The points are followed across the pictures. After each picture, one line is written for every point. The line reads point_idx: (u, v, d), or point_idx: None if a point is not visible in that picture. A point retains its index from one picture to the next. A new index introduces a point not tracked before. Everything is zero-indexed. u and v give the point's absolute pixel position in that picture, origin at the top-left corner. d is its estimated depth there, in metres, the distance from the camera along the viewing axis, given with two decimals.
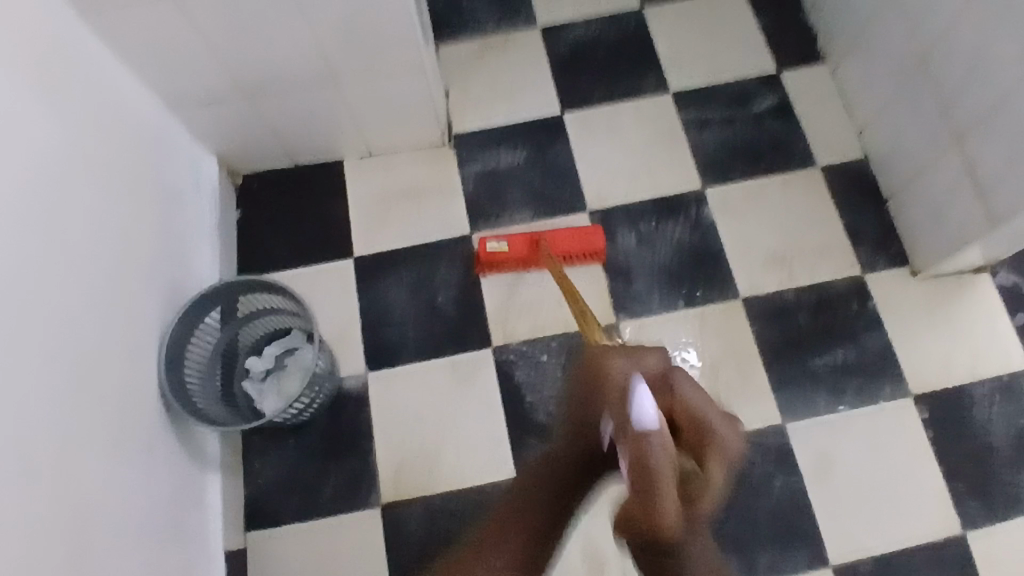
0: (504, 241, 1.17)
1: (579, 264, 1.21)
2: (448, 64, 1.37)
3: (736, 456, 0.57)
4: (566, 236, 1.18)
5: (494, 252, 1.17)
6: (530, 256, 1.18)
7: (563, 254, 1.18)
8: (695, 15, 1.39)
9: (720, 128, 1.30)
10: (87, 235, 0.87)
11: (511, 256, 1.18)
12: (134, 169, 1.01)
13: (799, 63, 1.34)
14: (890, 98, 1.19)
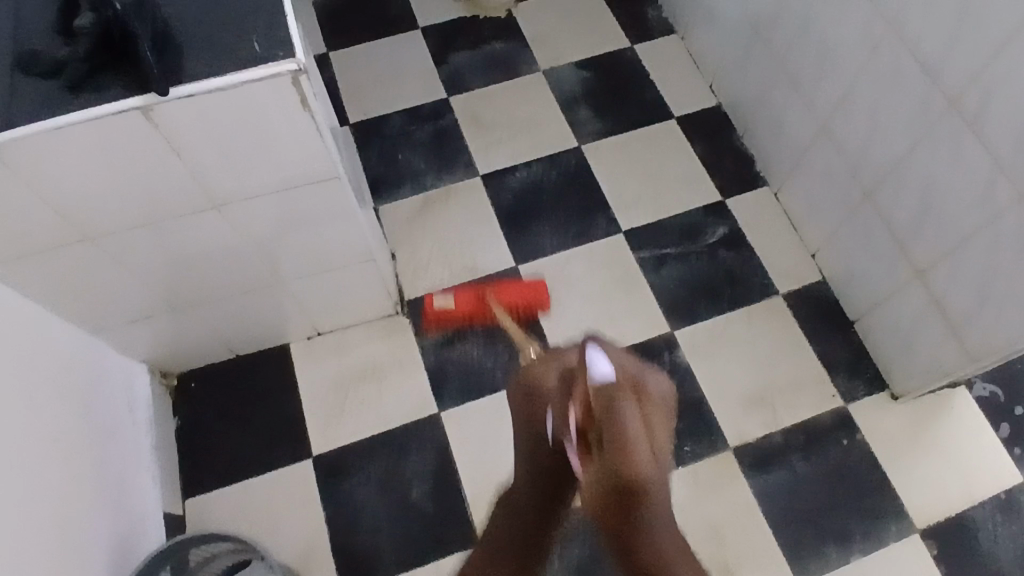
0: (450, 297, 1.19)
1: (525, 319, 1.22)
2: (391, 226, 1.30)
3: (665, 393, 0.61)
4: (513, 289, 1.21)
5: (440, 308, 1.18)
6: (475, 312, 1.19)
7: (508, 309, 1.20)
8: (632, 148, 1.38)
9: (677, 263, 1.27)
10: (26, 536, 0.75)
11: (457, 311, 1.19)
12: (67, 425, 0.89)
13: (741, 188, 1.34)
14: (838, 225, 1.19)
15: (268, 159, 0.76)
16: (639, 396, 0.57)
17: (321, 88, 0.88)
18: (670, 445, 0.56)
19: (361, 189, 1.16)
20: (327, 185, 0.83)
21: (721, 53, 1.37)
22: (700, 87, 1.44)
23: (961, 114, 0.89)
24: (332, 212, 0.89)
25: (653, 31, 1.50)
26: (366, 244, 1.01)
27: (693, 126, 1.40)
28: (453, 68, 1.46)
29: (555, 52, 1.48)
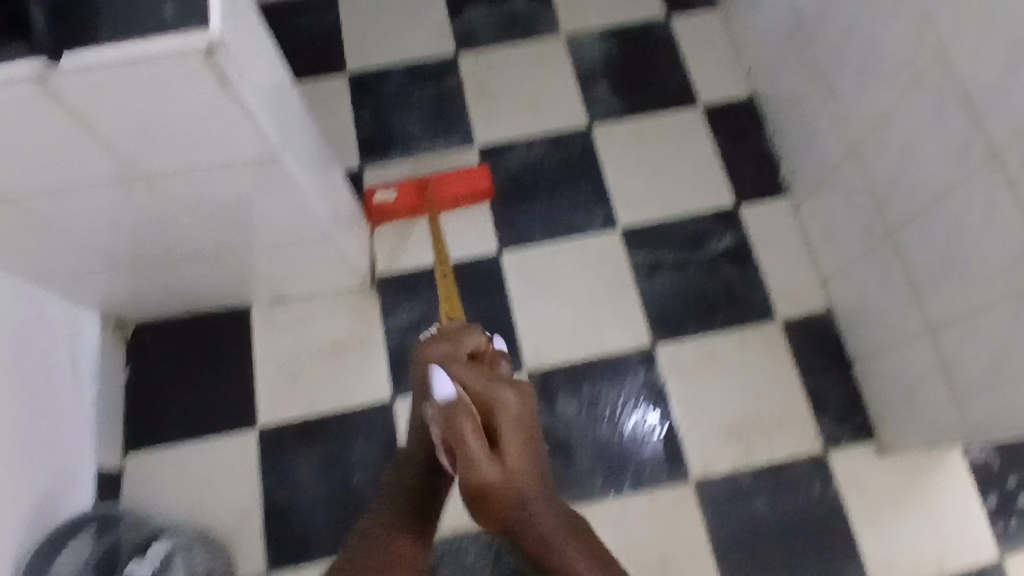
0: (391, 190, 1.16)
1: (465, 205, 1.21)
2: (373, 192, 1.22)
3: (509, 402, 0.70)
4: (452, 179, 1.18)
5: (380, 200, 1.16)
6: (418, 204, 1.18)
7: (448, 200, 1.18)
8: (646, 136, 1.26)
9: (672, 272, 1.16)
10: None
11: (399, 206, 1.17)
12: None
13: (759, 197, 1.21)
14: (854, 256, 1.07)
15: (186, 135, 0.70)
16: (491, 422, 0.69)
17: (277, 51, 0.79)
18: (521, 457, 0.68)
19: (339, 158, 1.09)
20: (259, 165, 0.77)
21: (761, 40, 1.22)
22: (733, 74, 1.30)
23: (1002, 166, 0.76)
24: (271, 191, 0.83)
25: (693, 4, 1.35)
26: (318, 219, 0.95)
27: (719, 119, 1.27)
28: (466, 23, 1.35)
29: (580, 16, 1.35)
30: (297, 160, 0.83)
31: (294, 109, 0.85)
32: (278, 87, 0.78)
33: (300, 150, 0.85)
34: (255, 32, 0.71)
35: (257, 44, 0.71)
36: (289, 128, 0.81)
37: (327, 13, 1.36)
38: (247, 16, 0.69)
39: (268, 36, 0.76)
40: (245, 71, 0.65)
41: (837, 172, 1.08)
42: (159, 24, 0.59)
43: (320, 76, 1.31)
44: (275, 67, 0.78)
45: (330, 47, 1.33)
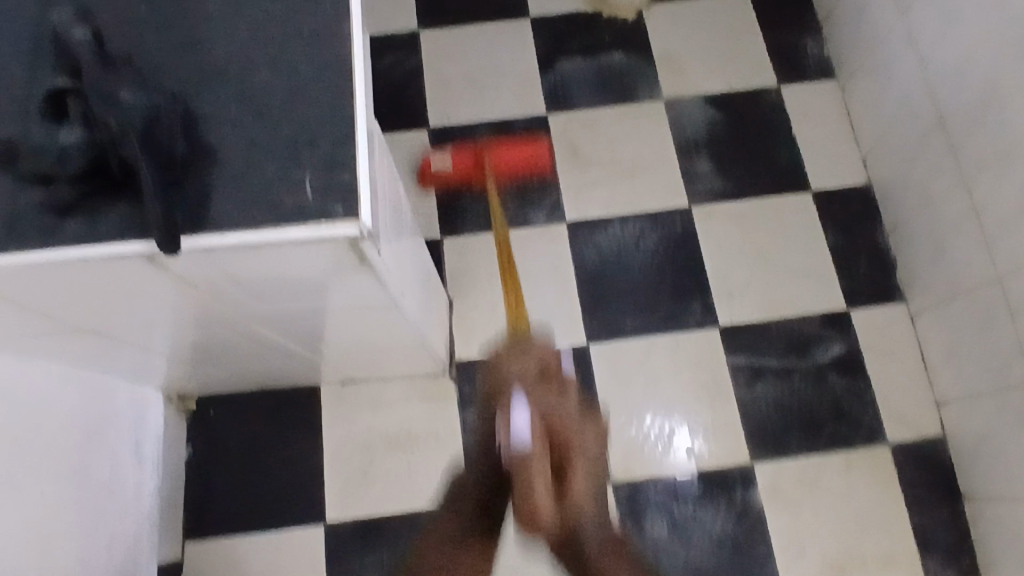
0: (447, 156, 1.04)
1: (524, 173, 1.11)
2: (455, 265, 1.13)
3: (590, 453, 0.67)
4: (513, 151, 1.06)
5: (438, 171, 1.05)
6: (475, 171, 1.05)
7: (505, 172, 1.08)
8: (750, 221, 1.16)
9: (774, 380, 1.08)
10: None
11: (454, 175, 1.05)
12: (57, 498, 0.78)
13: (871, 299, 1.12)
14: (982, 386, 0.99)
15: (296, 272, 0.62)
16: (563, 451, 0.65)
17: (387, 156, 0.68)
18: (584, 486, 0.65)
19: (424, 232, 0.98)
20: (363, 287, 0.69)
21: (888, 127, 1.12)
22: (849, 157, 1.19)
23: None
24: (367, 302, 0.75)
25: (808, 72, 1.24)
26: (410, 317, 0.86)
27: (832, 207, 1.16)
28: (560, 78, 1.25)
29: (684, 77, 1.24)
30: (400, 268, 0.74)
31: (399, 206, 0.75)
32: (391, 200, 0.69)
33: (403, 254, 0.76)
34: (379, 159, 0.61)
35: (381, 172, 0.61)
36: (396, 240, 0.72)
37: (410, 57, 1.26)
38: (376, 150, 0.59)
39: (383, 149, 0.66)
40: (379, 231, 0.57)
41: (970, 295, 0.99)
42: (298, 200, 0.49)
43: (400, 127, 1.22)
44: (388, 178, 0.68)
45: (413, 95, 1.24)
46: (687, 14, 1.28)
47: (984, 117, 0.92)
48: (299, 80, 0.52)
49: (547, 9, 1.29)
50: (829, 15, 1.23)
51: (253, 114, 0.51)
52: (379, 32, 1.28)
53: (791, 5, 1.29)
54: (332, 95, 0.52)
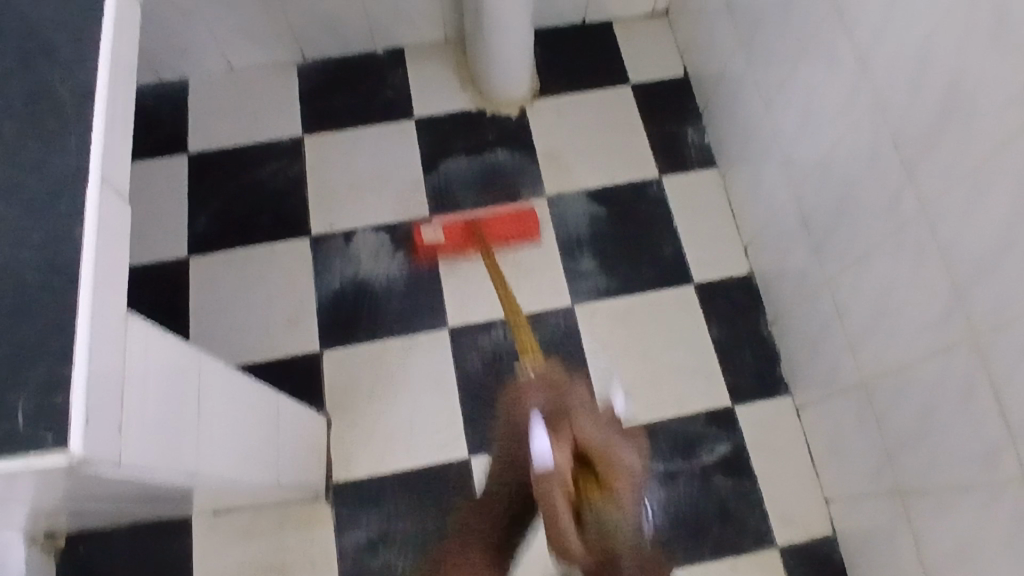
0: (439, 231, 1.13)
1: (513, 246, 1.19)
2: (333, 381, 1.11)
3: (637, 474, 0.59)
4: (500, 220, 1.15)
5: (430, 242, 1.13)
6: (467, 243, 1.15)
7: (496, 240, 1.16)
8: (633, 318, 1.14)
9: (659, 485, 1.05)
10: None
11: (446, 245, 1.14)
12: None
13: (756, 394, 1.10)
14: (862, 490, 0.96)
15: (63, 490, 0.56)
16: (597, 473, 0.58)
17: (188, 348, 0.64)
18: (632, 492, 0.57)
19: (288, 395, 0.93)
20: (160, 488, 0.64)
21: (764, 220, 1.11)
22: (732, 246, 1.19)
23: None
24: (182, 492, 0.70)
25: (690, 162, 1.25)
26: (257, 480, 0.80)
27: (715, 300, 1.16)
28: (443, 178, 1.24)
29: (566, 173, 1.24)
30: (220, 459, 0.69)
31: (222, 387, 0.70)
32: (195, 394, 0.64)
33: (226, 439, 0.71)
34: (149, 359, 0.57)
35: (152, 373, 0.57)
36: (211, 435, 0.67)
37: (293, 163, 1.26)
38: (134, 353, 0.54)
39: (174, 341, 0.61)
40: (128, 453, 0.52)
41: (843, 396, 0.97)
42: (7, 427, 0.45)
43: (281, 237, 1.20)
44: (187, 371, 0.63)
45: (294, 203, 1.23)
46: (569, 108, 1.29)
47: (839, 222, 0.91)
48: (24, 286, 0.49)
49: (431, 110, 1.29)
50: (708, 106, 1.24)
51: None
52: (262, 139, 1.28)
53: (672, 95, 1.30)
54: (53, 303, 0.48)
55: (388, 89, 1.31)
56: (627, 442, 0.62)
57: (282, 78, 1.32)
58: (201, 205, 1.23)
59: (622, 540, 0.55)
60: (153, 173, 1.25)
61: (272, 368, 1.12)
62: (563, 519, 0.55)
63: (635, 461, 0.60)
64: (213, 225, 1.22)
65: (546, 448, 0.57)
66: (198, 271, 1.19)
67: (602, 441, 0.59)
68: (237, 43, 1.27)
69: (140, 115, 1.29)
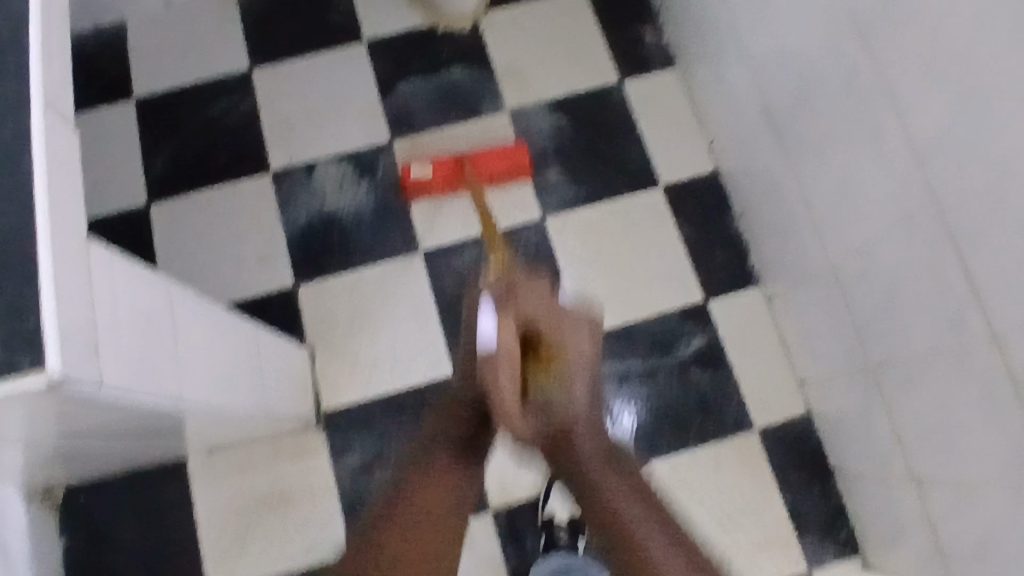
0: (427, 166, 1.13)
1: (505, 183, 1.17)
2: (312, 314, 1.12)
3: (585, 351, 0.58)
4: (489, 154, 1.14)
5: (417, 178, 1.13)
6: (455, 177, 1.14)
7: (485, 173, 1.15)
8: (604, 225, 1.15)
9: (641, 383, 1.09)
10: None
11: (435, 181, 1.14)
12: None
13: (729, 289, 1.13)
14: (833, 368, 1.00)
15: (45, 422, 0.57)
16: (542, 344, 0.57)
17: (158, 278, 0.64)
18: (582, 376, 0.58)
19: (264, 325, 0.93)
20: (146, 415, 0.64)
21: (726, 115, 1.11)
22: (698, 146, 1.19)
23: (1007, 361, 0.68)
24: (168, 421, 0.71)
25: (650, 64, 1.23)
26: (244, 409, 0.81)
27: (683, 200, 1.17)
28: (401, 101, 1.22)
29: (526, 85, 1.22)
30: (204, 387, 0.70)
31: (196, 318, 0.71)
32: (171, 323, 0.64)
33: (208, 368, 0.71)
34: (118, 288, 0.57)
35: (123, 300, 0.57)
36: (191, 361, 0.67)
37: (246, 99, 1.22)
38: (102, 280, 0.54)
39: (141, 270, 0.61)
40: (106, 373, 0.52)
41: (812, 279, 0.99)
42: None
43: (243, 175, 1.18)
44: (159, 301, 0.63)
45: (252, 139, 1.20)
46: (524, 18, 1.26)
47: (800, 106, 0.92)
48: None
49: (382, 31, 1.25)
50: (665, 5, 1.22)
51: None
52: (210, 75, 1.23)
53: None
54: (10, 228, 0.48)
55: (335, 12, 1.26)
56: (591, 328, 0.60)
57: (224, 9, 1.26)
58: (156, 149, 1.20)
59: (569, 415, 0.58)
60: (100, 120, 1.21)
61: (249, 307, 1.12)
62: (512, 408, 0.56)
63: (585, 347, 0.58)
64: (170, 168, 1.19)
65: (490, 329, 0.55)
66: (161, 217, 1.16)
67: (569, 346, 0.57)
68: None
69: (78, 61, 1.24)
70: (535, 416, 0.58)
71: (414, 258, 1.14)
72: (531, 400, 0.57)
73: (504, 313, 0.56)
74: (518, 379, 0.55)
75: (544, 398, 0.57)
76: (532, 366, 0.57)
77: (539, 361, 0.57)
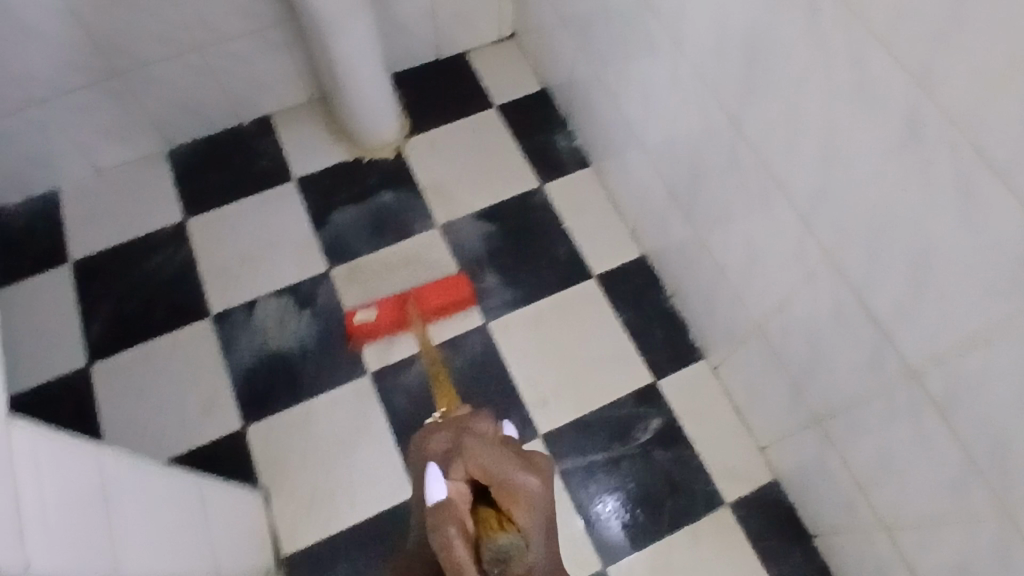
0: (371, 309, 1.15)
1: (451, 319, 1.18)
2: (264, 455, 1.09)
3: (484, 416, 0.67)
4: (432, 294, 1.16)
5: (362, 322, 1.14)
6: (399, 320, 1.16)
7: (431, 312, 1.16)
8: (546, 322, 1.18)
9: (606, 474, 1.08)
10: None
11: (380, 322, 1.15)
12: None
13: (674, 365, 1.15)
14: (786, 428, 1.01)
15: None
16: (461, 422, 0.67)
17: (89, 448, 0.63)
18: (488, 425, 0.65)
19: (211, 477, 0.90)
20: None
21: (642, 203, 1.18)
22: (621, 234, 1.24)
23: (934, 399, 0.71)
24: None
25: (565, 166, 1.31)
26: (194, 567, 0.78)
27: (617, 287, 1.20)
28: (334, 231, 1.25)
29: (452, 201, 1.28)
30: (143, 554, 0.67)
31: (132, 483, 0.69)
32: (102, 493, 0.63)
33: (146, 532, 0.69)
34: (42, 467, 0.56)
35: (48, 479, 0.56)
36: (128, 530, 0.66)
37: (179, 250, 1.24)
38: (23, 462, 0.54)
39: (70, 443, 0.61)
40: (31, 557, 0.51)
41: (747, 345, 1.02)
42: None
43: (182, 324, 1.18)
44: (91, 471, 0.62)
45: (188, 287, 1.21)
46: (441, 140, 1.33)
47: (700, 188, 0.98)
48: None
49: (309, 169, 1.31)
50: (569, 112, 1.31)
51: None
52: (143, 232, 1.26)
53: (535, 108, 1.36)
54: None
55: (262, 158, 1.32)
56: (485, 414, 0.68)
57: (152, 170, 1.31)
58: (91, 312, 1.19)
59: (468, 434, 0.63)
60: (34, 290, 1.21)
61: (197, 458, 1.09)
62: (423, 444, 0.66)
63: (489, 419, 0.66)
64: (108, 327, 1.18)
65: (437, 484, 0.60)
66: (99, 379, 1.14)
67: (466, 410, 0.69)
68: (97, 144, 1.25)
69: (8, 238, 1.25)
70: (490, 574, 0.56)
71: (363, 382, 1.14)
72: (486, 559, 0.56)
73: (453, 473, 0.60)
74: (466, 537, 0.57)
75: (498, 549, 0.56)
76: (484, 524, 0.59)
77: (490, 519, 0.59)
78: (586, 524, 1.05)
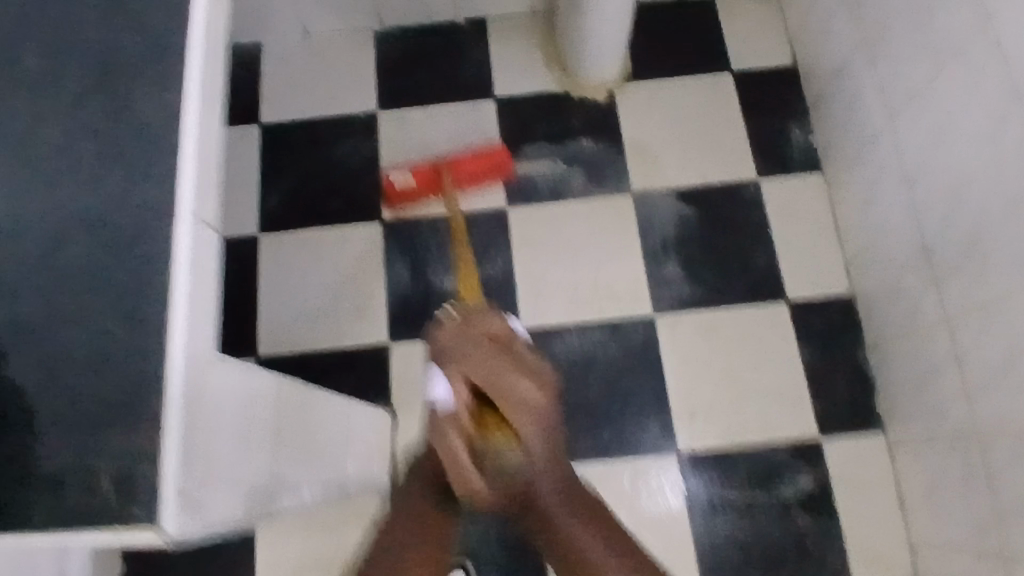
0: (408, 173, 1.09)
1: (484, 185, 1.15)
2: (402, 379, 1.08)
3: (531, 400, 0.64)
4: (469, 160, 1.10)
5: (398, 186, 1.10)
6: (435, 185, 1.11)
7: (466, 179, 1.12)
8: (719, 333, 1.07)
9: (733, 517, 1.01)
10: None
11: (415, 188, 1.11)
12: None
13: (846, 426, 1.03)
14: (956, 544, 0.89)
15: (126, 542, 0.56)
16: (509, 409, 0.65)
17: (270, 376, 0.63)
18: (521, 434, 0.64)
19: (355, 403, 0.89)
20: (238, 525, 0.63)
21: (874, 240, 1.01)
22: (832, 261, 1.09)
23: None
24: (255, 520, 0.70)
25: (792, 163, 1.14)
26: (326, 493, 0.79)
27: (809, 319, 1.07)
28: (522, 167, 1.17)
29: (656, 168, 1.15)
30: (298, 467, 0.69)
31: (296, 417, 0.68)
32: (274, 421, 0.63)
33: (302, 456, 0.69)
34: (234, 400, 0.56)
35: (235, 415, 0.55)
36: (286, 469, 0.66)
37: (366, 141, 1.20)
38: (221, 400, 0.53)
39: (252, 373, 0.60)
40: (213, 506, 0.51)
41: (947, 445, 0.89)
42: (95, 501, 0.45)
43: (353, 220, 1.16)
44: (267, 402, 0.62)
45: (367, 184, 1.18)
46: (661, 95, 1.19)
47: (969, 262, 0.82)
48: (107, 341, 0.47)
49: (513, 90, 1.21)
50: (818, 103, 1.13)
51: (60, 380, 0.46)
52: (336, 112, 1.22)
53: (776, 86, 1.19)
54: (135, 361, 0.46)
55: (469, 63, 1.23)
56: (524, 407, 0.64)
57: (357, 48, 1.25)
58: (272, 182, 1.19)
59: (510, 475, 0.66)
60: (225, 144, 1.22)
61: (341, 361, 1.10)
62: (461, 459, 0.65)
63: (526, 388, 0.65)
64: (285, 202, 1.18)
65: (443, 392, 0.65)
66: (267, 254, 1.15)
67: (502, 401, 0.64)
68: (312, 8, 1.20)
69: None
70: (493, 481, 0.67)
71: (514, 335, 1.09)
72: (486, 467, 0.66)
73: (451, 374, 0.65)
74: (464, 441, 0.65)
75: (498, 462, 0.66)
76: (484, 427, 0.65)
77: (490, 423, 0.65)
78: (699, 558, 0.99)
